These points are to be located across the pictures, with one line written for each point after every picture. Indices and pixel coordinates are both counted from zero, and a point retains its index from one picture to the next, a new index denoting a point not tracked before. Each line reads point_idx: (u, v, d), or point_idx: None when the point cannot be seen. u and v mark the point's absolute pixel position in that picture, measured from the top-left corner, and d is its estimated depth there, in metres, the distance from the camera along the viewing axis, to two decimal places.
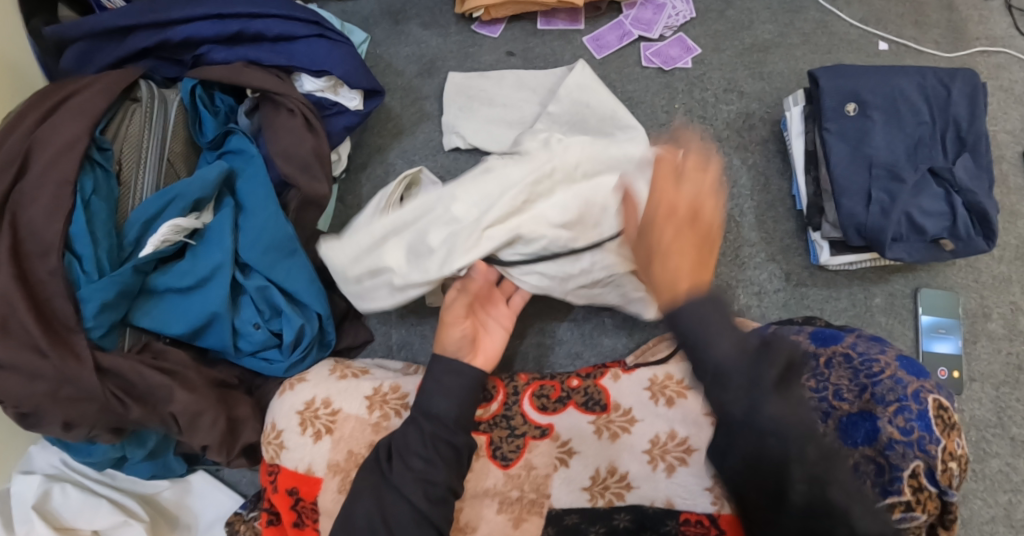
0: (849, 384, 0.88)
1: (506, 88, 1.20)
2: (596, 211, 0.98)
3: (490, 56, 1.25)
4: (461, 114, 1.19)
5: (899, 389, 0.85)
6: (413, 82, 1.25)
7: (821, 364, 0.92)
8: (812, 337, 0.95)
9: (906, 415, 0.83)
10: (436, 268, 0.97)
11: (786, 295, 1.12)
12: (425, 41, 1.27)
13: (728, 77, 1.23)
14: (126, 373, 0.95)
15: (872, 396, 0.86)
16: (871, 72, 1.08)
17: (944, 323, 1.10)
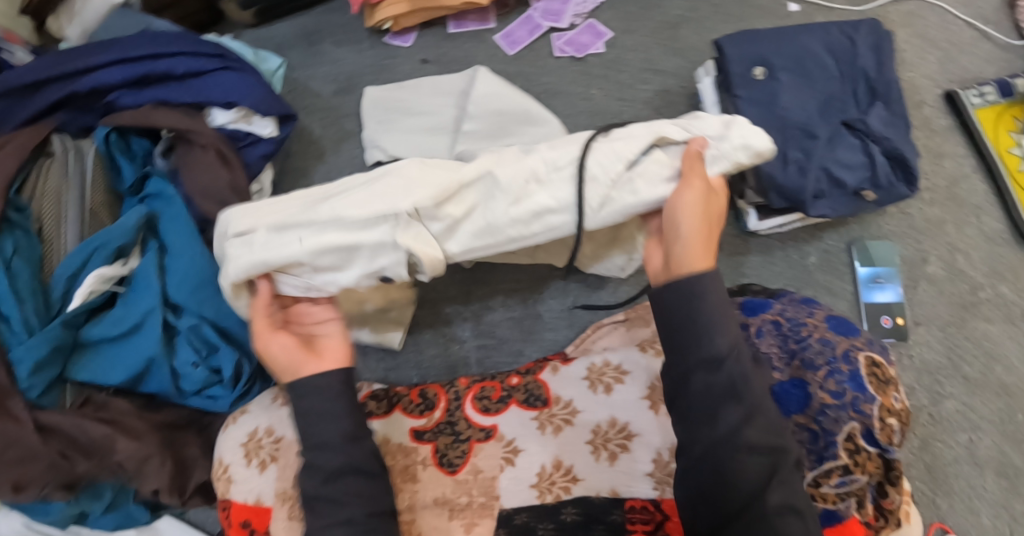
0: (779, 351, 0.90)
1: (423, 95, 1.19)
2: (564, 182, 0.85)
3: (405, 66, 1.25)
4: (380, 128, 1.17)
5: (828, 351, 0.86)
6: (331, 102, 1.25)
7: (751, 335, 0.93)
8: (742, 307, 0.96)
9: (837, 377, 0.84)
10: (350, 220, 0.81)
11: (722, 265, 1.11)
12: (340, 58, 1.27)
13: (642, 57, 1.23)
14: (69, 429, 0.96)
15: (801, 362, 0.88)
16: (776, 36, 1.07)
17: (882, 273, 1.10)
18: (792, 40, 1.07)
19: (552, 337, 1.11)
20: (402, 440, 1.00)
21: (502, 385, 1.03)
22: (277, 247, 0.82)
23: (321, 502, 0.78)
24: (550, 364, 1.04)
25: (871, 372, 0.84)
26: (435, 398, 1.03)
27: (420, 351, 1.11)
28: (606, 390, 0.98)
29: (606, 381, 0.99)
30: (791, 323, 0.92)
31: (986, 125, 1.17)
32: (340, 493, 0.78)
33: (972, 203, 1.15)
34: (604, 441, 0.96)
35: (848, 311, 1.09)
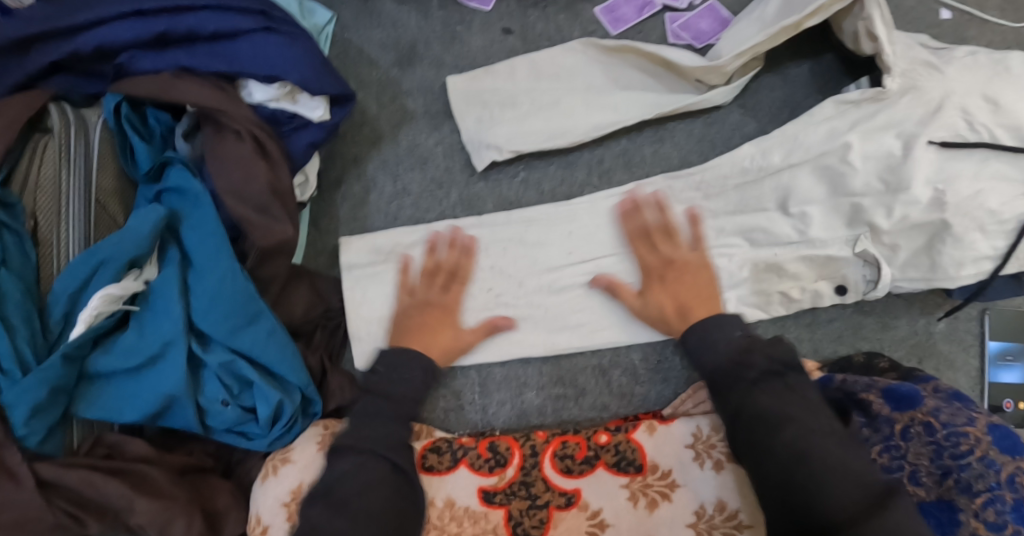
0: (929, 466, 0.79)
1: (522, 81, 1.00)
2: None
3: (481, 36, 1.03)
4: (481, 126, 0.99)
5: (991, 475, 0.74)
6: (390, 74, 1.03)
7: (895, 434, 0.83)
8: (884, 396, 0.85)
9: (996, 507, 0.73)
10: None
11: (841, 324, 0.97)
12: (401, 20, 1.04)
13: (770, 58, 1.02)
14: (77, 485, 0.80)
15: (955, 483, 0.76)
16: (962, 72, 0.89)
17: (1013, 350, 0.98)
18: (989, 85, 0.88)
19: (644, 393, 0.96)
20: (470, 503, 0.88)
21: (588, 444, 0.90)
22: None
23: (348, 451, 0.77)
24: (645, 421, 0.91)
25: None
26: (507, 453, 0.90)
27: (488, 393, 0.96)
28: (715, 466, 0.87)
29: (714, 456, 0.88)
30: (947, 430, 0.79)
31: None
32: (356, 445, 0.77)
33: None
34: (709, 527, 0.85)
35: (970, 388, 0.98)
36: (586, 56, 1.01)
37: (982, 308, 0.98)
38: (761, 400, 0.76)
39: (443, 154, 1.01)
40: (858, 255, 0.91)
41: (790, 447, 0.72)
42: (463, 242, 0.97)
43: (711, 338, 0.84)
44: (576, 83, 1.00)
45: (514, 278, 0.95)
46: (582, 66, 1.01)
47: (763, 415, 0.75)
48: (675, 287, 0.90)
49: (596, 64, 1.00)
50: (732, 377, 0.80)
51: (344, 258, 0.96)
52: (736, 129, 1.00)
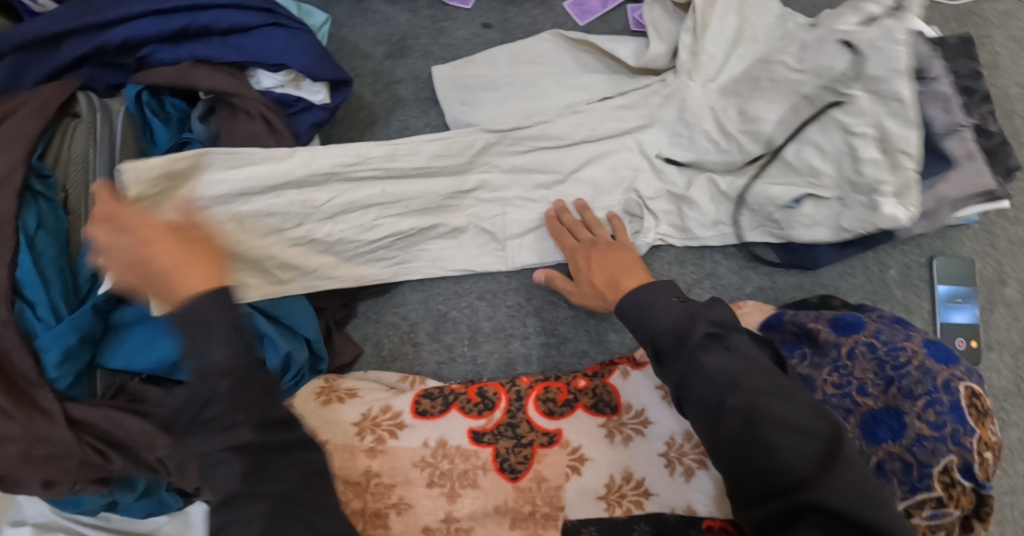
0: (874, 379, 0.87)
1: (501, 67, 1.10)
2: None
3: (464, 30, 1.15)
4: (465, 108, 1.08)
5: (928, 381, 0.82)
6: (383, 66, 1.14)
7: (842, 356, 0.90)
8: (833, 325, 0.93)
9: (937, 408, 0.80)
10: None
11: (801, 274, 1.06)
12: (392, 18, 1.17)
13: None
14: (103, 423, 0.88)
15: (898, 390, 0.84)
16: (833, 57, 0.93)
17: (961, 292, 1.07)
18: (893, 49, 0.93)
19: (619, 339, 1.04)
20: (460, 442, 0.93)
21: (568, 388, 0.96)
22: None
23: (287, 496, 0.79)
24: (620, 368, 0.98)
25: (971, 404, 0.81)
26: (494, 398, 0.96)
27: (476, 345, 1.03)
28: None
29: (684, 395, 0.94)
30: (887, 347, 0.87)
31: None
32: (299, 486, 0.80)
33: None
34: (679, 455, 0.90)
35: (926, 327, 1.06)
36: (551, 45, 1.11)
37: (930, 255, 1.07)
38: (709, 362, 0.77)
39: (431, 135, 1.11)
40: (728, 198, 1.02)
41: (736, 406, 0.74)
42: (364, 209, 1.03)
43: (653, 302, 0.84)
44: (549, 67, 1.10)
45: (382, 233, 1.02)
46: (554, 52, 1.11)
47: (712, 378, 0.76)
48: (601, 266, 0.94)
49: (565, 51, 1.10)
50: (678, 342, 0.79)
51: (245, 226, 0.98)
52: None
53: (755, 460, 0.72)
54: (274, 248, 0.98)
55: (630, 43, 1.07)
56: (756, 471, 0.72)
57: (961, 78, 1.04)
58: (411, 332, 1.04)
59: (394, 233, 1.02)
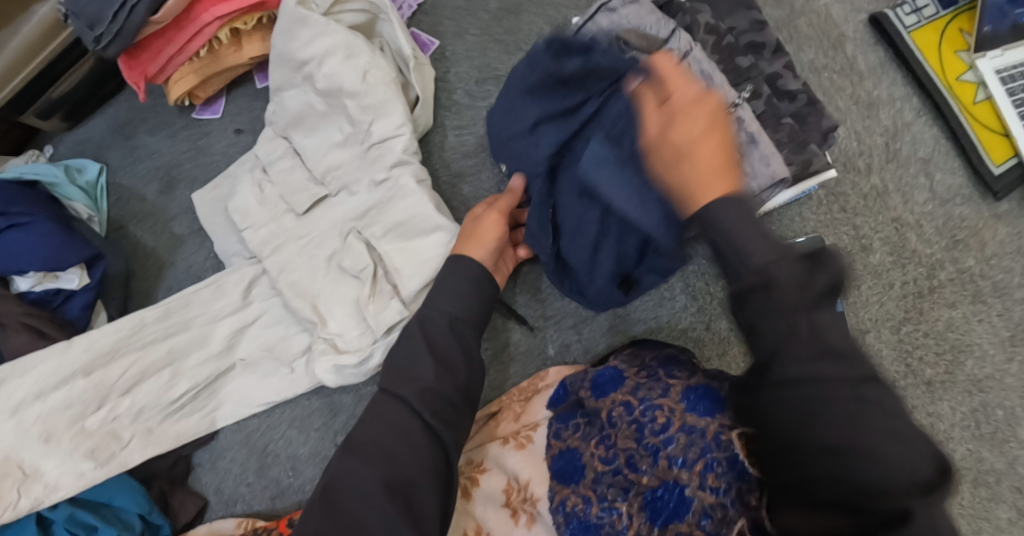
0: (640, 449, 0.76)
1: (244, 180, 1.03)
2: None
3: (221, 142, 1.10)
4: (230, 237, 1.05)
5: (699, 439, 0.73)
6: (157, 204, 1.11)
7: (606, 424, 0.80)
8: (592, 388, 0.83)
9: (714, 471, 0.71)
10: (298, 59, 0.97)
11: (608, 316, 0.95)
12: (158, 149, 1.13)
13: (479, 64, 1.03)
14: None
15: (668, 460, 0.74)
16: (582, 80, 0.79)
17: None
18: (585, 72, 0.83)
19: None
20: None
21: None
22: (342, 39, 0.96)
23: (349, 462, 0.78)
24: None
25: (749, 453, 0.70)
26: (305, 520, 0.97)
27: (300, 473, 1.02)
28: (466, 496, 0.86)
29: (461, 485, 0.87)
30: (644, 406, 0.78)
31: (927, 51, 1.00)
32: (378, 443, 0.78)
33: (918, 158, 0.99)
34: None
35: None
36: (284, 145, 1.03)
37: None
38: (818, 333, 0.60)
39: (213, 267, 1.08)
40: None
41: (847, 391, 0.58)
42: (154, 361, 1.01)
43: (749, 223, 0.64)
44: (287, 171, 1.02)
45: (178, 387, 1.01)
46: (285, 151, 1.03)
47: (815, 358, 0.60)
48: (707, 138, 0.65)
49: (300, 144, 1.01)
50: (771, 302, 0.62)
51: (47, 424, 0.97)
52: (472, 144, 1.00)
53: (856, 484, 0.57)
54: (75, 440, 0.97)
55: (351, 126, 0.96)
56: (861, 477, 0.57)
57: (740, 34, 0.90)
58: (241, 474, 1.04)
59: (193, 384, 1.01)
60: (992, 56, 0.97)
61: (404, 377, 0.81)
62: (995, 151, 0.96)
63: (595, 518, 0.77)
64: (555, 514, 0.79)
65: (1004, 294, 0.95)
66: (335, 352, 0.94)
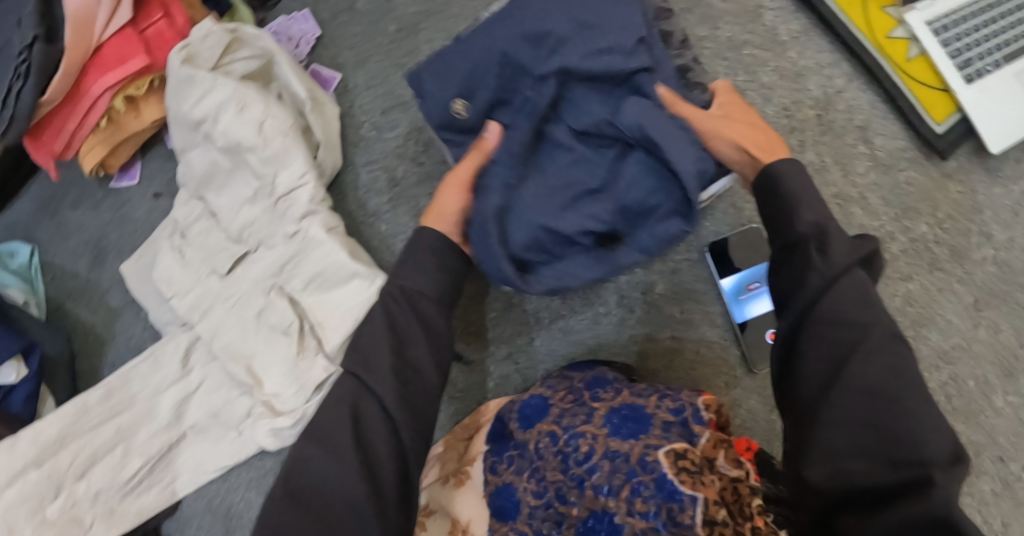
0: (566, 480, 0.73)
1: (163, 248, 1.00)
2: (205, 41, 0.94)
3: (143, 207, 1.08)
4: (156, 302, 1.02)
5: (622, 465, 0.71)
6: (90, 280, 1.09)
7: (536, 455, 0.78)
8: (519, 418, 0.82)
9: (642, 495, 0.67)
10: (192, 120, 0.94)
11: (544, 340, 0.92)
12: (84, 223, 1.11)
13: (381, 91, 0.99)
14: None
15: (592, 490, 0.71)
16: (622, 27, 0.69)
17: (756, 276, 0.89)
18: None
19: None
20: None
21: None
22: (238, 92, 0.93)
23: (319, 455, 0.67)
24: None
25: (680, 469, 0.68)
26: None
27: None
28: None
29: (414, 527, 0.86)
30: (570, 434, 0.76)
31: (851, 9, 0.95)
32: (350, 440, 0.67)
33: (855, 125, 0.95)
34: None
35: (720, 338, 0.89)
36: (198, 206, 1.00)
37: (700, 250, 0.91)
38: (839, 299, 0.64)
39: (153, 336, 1.06)
40: None
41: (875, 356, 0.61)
42: (104, 441, 1.00)
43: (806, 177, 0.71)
44: (204, 233, 1.00)
45: (126, 464, 1.00)
46: (201, 212, 1.00)
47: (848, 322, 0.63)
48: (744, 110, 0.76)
49: (212, 205, 0.99)
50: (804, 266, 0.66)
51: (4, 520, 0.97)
52: (384, 178, 0.96)
53: (880, 441, 0.59)
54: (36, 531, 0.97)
55: (257, 180, 0.94)
56: (889, 441, 0.58)
57: None
58: None
59: (145, 458, 1.00)
60: (920, 7, 0.92)
61: (381, 372, 0.70)
62: (936, 108, 0.91)
63: None
64: None
65: (964, 258, 0.91)
66: (272, 415, 0.92)
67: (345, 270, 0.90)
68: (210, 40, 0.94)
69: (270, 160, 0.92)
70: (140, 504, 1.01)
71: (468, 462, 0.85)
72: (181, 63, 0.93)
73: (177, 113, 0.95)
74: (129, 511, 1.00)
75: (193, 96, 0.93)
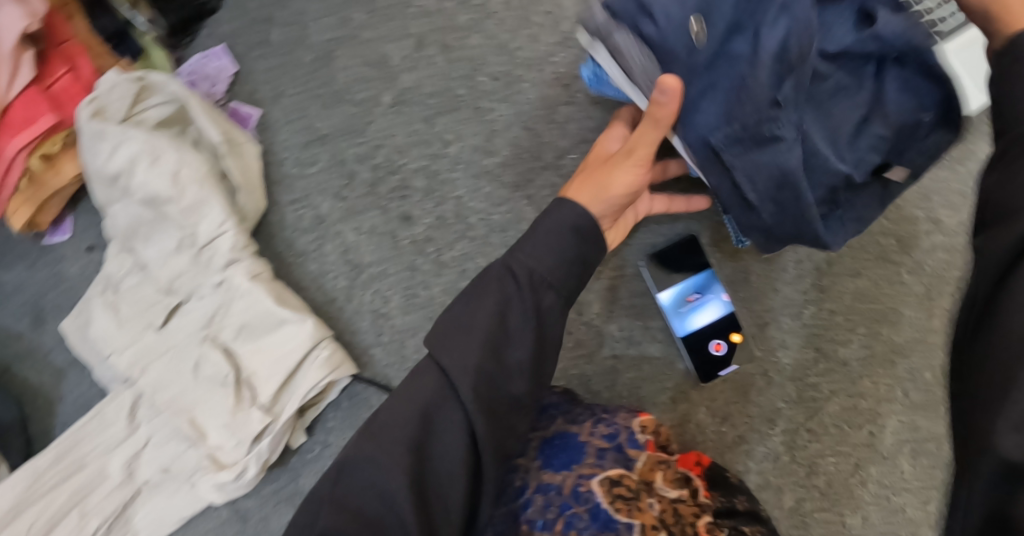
0: (502, 515, 0.74)
1: (96, 307, 0.98)
2: (112, 92, 0.91)
3: (78, 263, 1.06)
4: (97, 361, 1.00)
5: (557, 497, 0.73)
6: (32, 340, 1.08)
7: None
8: None
9: (575, 526, 0.71)
10: (107, 175, 0.92)
11: None
12: (19, 283, 1.09)
13: (300, 125, 0.96)
14: None
15: (528, 524, 0.73)
16: None
17: (696, 285, 0.86)
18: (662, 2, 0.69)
19: None
20: None
21: None
22: (151, 141, 0.91)
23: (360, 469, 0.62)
24: None
25: (614, 498, 0.73)
26: None
27: None
28: None
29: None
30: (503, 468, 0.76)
31: None
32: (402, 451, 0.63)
33: None
34: None
35: (664, 353, 0.87)
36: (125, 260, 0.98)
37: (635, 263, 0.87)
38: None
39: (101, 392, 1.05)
40: (335, 367, 0.87)
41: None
42: (55, 506, 0.98)
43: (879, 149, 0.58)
44: (135, 287, 0.97)
45: (79, 528, 0.98)
46: (131, 265, 0.98)
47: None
48: None
49: (140, 258, 0.97)
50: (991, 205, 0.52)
51: None
52: (312, 216, 0.93)
53: None
54: None
55: (179, 230, 0.92)
56: None
57: None
58: None
59: (102, 518, 0.98)
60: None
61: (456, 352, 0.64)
62: None
63: None
64: None
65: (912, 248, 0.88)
66: (216, 468, 0.90)
67: (273, 314, 0.88)
68: (117, 91, 0.91)
69: (190, 208, 0.90)
70: None
71: None
72: (89, 118, 0.90)
73: (91, 169, 0.92)
74: None
75: (105, 151, 0.91)
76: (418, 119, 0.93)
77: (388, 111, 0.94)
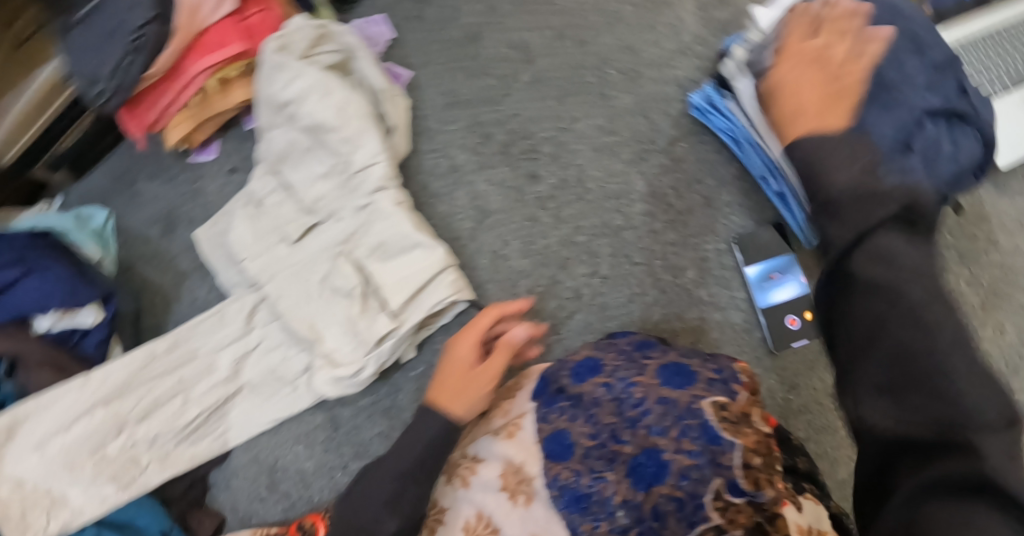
0: (619, 421, 0.83)
1: (237, 217, 1.10)
2: (296, 33, 1.05)
3: (217, 182, 1.19)
4: (225, 266, 1.12)
5: (671, 411, 0.82)
6: (160, 245, 1.19)
7: (591, 405, 0.86)
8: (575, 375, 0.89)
9: (689, 436, 0.79)
10: (279, 101, 1.05)
11: (582, 315, 1.01)
12: (157, 194, 1.21)
13: (445, 88, 1.11)
14: None
15: (646, 430, 0.81)
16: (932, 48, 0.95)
17: (777, 266, 0.99)
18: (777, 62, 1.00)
19: None
20: None
21: None
22: (324, 78, 1.04)
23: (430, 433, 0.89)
24: None
25: (723, 418, 0.80)
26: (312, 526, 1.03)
27: (309, 486, 1.09)
28: (461, 484, 0.91)
29: (462, 473, 0.91)
30: (622, 384, 0.85)
31: None
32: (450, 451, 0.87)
33: None
34: None
35: (744, 322, 1.00)
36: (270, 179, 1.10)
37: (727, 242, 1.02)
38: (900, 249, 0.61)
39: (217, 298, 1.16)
40: (458, 291, 0.99)
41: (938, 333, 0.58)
42: (164, 389, 1.08)
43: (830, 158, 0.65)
44: (276, 204, 1.09)
45: (184, 412, 1.08)
46: (274, 185, 1.10)
47: (877, 302, 0.60)
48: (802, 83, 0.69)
49: (286, 178, 1.09)
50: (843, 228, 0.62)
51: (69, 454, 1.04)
52: (447, 164, 1.08)
53: (919, 414, 0.57)
54: (98, 468, 1.05)
55: (335, 156, 1.05)
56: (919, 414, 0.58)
57: None
58: (254, 489, 1.10)
59: (202, 408, 1.08)
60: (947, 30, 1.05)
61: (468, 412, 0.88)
62: None
63: (586, 490, 0.81)
64: (552, 489, 0.83)
65: None
66: (332, 366, 1.02)
67: (412, 238, 1.00)
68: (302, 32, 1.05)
69: (348, 138, 1.03)
70: (194, 452, 1.09)
71: (518, 418, 0.90)
72: (275, 50, 1.04)
73: (266, 96, 1.06)
74: (184, 456, 1.08)
75: (283, 81, 1.04)
76: (551, 97, 1.08)
77: (524, 88, 1.09)
